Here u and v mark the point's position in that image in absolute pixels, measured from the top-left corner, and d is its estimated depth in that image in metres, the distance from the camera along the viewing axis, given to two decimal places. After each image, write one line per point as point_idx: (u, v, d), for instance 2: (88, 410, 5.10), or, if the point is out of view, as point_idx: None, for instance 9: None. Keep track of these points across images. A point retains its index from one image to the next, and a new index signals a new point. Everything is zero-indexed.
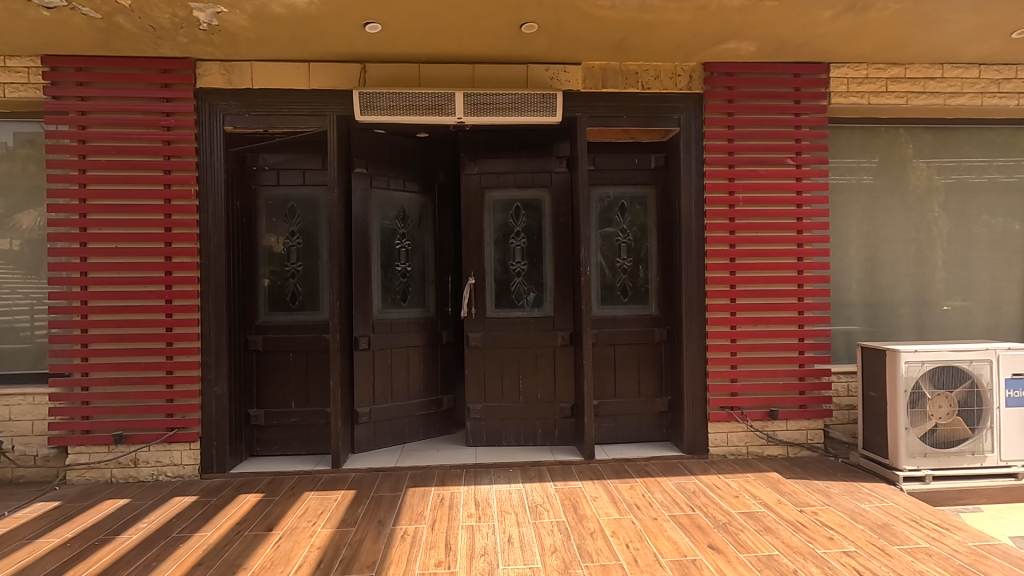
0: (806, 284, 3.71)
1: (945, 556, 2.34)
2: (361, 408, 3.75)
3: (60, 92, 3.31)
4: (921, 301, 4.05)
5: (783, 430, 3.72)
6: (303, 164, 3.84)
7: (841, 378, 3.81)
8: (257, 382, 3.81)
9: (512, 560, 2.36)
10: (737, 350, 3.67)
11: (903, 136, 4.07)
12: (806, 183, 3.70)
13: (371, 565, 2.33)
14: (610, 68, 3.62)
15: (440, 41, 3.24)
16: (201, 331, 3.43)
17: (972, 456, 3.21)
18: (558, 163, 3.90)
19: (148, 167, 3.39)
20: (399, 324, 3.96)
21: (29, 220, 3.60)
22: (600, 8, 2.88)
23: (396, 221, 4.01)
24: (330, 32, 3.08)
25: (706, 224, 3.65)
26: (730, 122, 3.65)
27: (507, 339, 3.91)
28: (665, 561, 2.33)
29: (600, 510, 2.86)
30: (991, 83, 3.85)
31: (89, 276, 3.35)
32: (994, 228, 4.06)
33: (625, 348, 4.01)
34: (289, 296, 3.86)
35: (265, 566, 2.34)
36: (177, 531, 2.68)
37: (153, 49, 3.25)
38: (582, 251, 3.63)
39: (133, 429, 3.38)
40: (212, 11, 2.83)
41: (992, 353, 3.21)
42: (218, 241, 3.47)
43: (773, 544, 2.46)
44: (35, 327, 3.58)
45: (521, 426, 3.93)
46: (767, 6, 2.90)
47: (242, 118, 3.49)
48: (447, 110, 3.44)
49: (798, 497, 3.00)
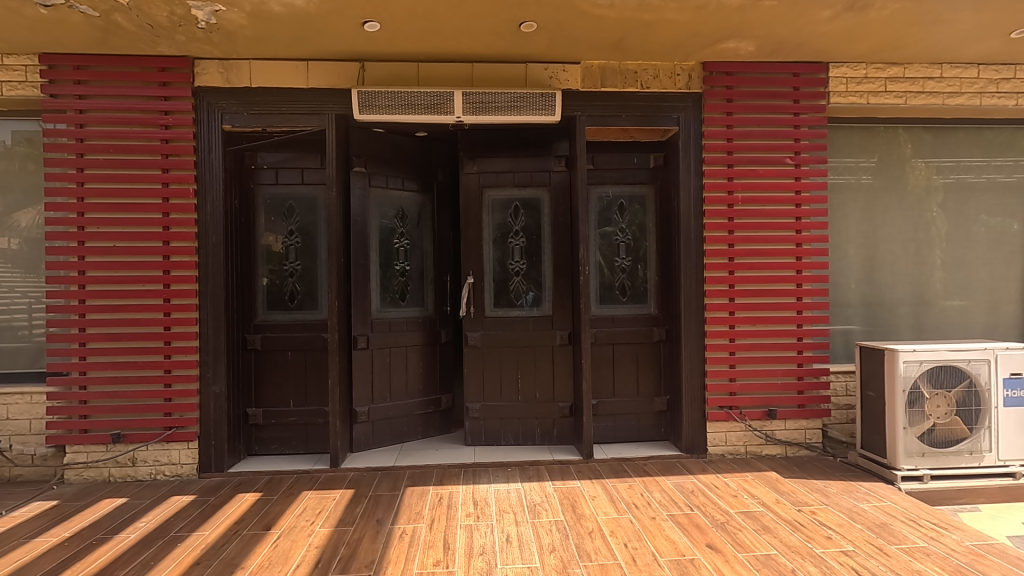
0: (805, 284, 3.71)
1: (943, 556, 2.34)
2: (360, 407, 3.75)
3: (58, 90, 3.31)
4: (920, 301, 4.05)
5: (782, 429, 3.72)
6: (302, 163, 3.84)
7: (840, 377, 3.82)
8: (256, 381, 3.80)
9: (510, 560, 2.36)
10: (736, 350, 3.68)
11: (902, 137, 4.07)
12: (805, 183, 3.70)
13: (369, 565, 2.32)
14: (609, 68, 3.62)
15: (438, 40, 3.23)
16: (200, 330, 3.43)
17: (969, 455, 3.20)
18: (557, 163, 3.90)
19: (146, 165, 3.38)
20: (398, 323, 3.95)
21: (27, 219, 3.60)
22: (598, 7, 2.88)
23: (395, 221, 4.01)
24: (329, 30, 3.08)
25: (704, 223, 3.66)
26: (729, 122, 3.65)
27: (505, 339, 3.91)
28: (664, 561, 2.33)
29: (599, 509, 2.86)
30: (990, 83, 3.85)
31: (87, 275, 3.34)
32: (992, 228, 4.07)
33: (624, 348, 4.01)
34: (288, 295, 3.85)
35: (263, 566, 2.34)
36: (174, 531, 2.68)
37: (151, 48, 3.24)
38: (580, 250, 3.62)
39: (130, 428, 3.37)
40: (210, 9, 2.82)
41: (990, 353, 3.21)
42: (216, 239, 3.46)
43: (771, 543, 2.46)
44: (34, 327, 3.58)
45: (520, 426, 3.92)
46: (766, 5, 2.90)
47: (240, 117, 3.48)
48: (446, 109, 3.44)
49: (796, 497, 3.00)
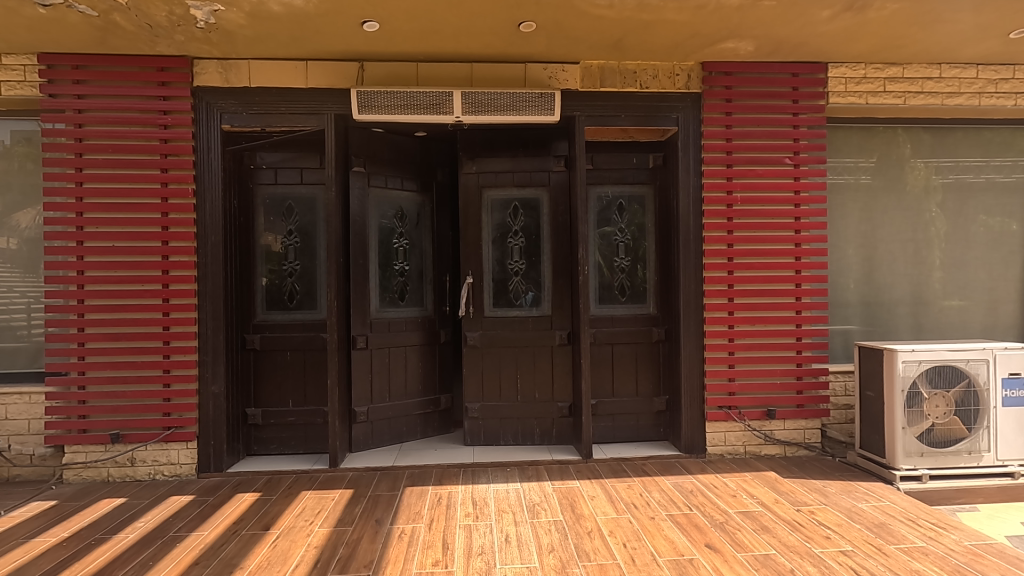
0: (804, 284, 3.71)
1: (941, 556, 2.34)
2: (359, 407, 3.75)
3: (56, 90, 3.30)
4: (918, 301, 4.05)
5: (781, 429, 3.73)
6: (301, 163, 3.84)
7: (839, 377, 3.82)
8: (254, 381, 3.80)
9: (509, 560, 2.36)
10: (735, 350, 3.68)
11: (901, 137, 4.07)
12: (804, 184, 3.70)
13: (368, 565, 2.32)
14: (608, 68, 3.62)
15: (437, 40, 3.23)
16: (198, 330, 3.43)
17: (968, 456, 3.21)
18: (556, 163, 3.90)
19: (145, 165, 3.38)
20: (396, 323, 3.95)
21: (27, 219, 3.59)
22: (598, 7, 2.88)
23: (394, 221, 4.01)
24: (328, 30, 3.07)
25: (703, 223, 3.66)
26: (728, 122, 3.65)
27: (505, 339, 3.91)
28: (662, 561, 2.33)
29: (598, 509, 2.87)
30: (989, 83, 3.85)
31: (86, 275, 3.33)
32: (991, 228, 4.07)
33: (623, 348, 4.01)
34: (287, 295, 3.85)
35: (262, 565, 2.34)
36: (173, 531, 2.68)
37: (150, 47, 3.24)
38: (580, 250, 3.62)
39: (129, 428, 3.37)
40: (209, 9, 2.82)
41: (988, 353, 3.21)
42: (215, 239, 3.46)
43: (769, 543, 2.46)
44: (32, 327, 3.57)
45: (519, 425, 3.92)
46: (765, 6, 2.90)
47: (239, 116, 3.48)
48: (445, 108, 3.44)
49: (796, 497, 3.00)
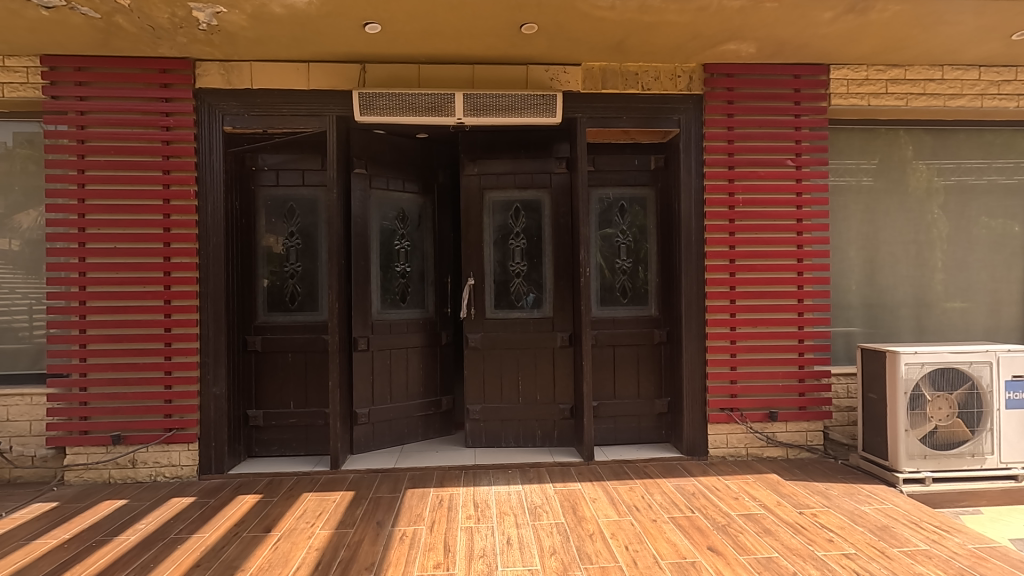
0: (806, 285, 3.71)
1: (945, 559, 2.33)
2: (360, 408, 3.74)
3: (60, 92, 3.31)
4: (920, 303, 4.04)
5: (783, 431, 3.72)
6: (303, 164, 3.84)
7: (841, 379, 3.81)
8: (256, 382, 3.80)
9: (512, 562, 2.36)
10: (737, 351, 3.67)
11: (903, 138, 4.07)
12: (806, 185, 3.69)
13: (370, 566, 2.33)
14: (610, 69, 3.62)
15: (439, 41, 3.22)
16: (200, 331, 3.43)
17: (971, 458, 3.20)
18: (558, 163, 3.90)
19: (148, 166, 3.38)
20: (398, 325, 3.95)
21: (29, 219, 3.60)
22: (600, 8, 2.87)
23: (396, 222, 4.01)
24: (330, 32, 3.08)
25: (705, 224, 3.65)
26: (730, 123, 3.65)
27: (506, 340, 3.91)
28: (664, 563, 2.32)
29: (600, 511, 2.86)
30: (991, 84, 3.84)
31: (88, 276, 3.34)
32: (994, 230, 4.06)
33: (625, 349, 4.01)
34: (289, 296, 3.85)
35: (263, 567, 2.33)
36: (174, 532, 2.67)
37: (152, 49, 3.25)
38: (582, 251, 3.62)
39: (131, 429, 3.37)
40: (211, 10, 2.82)
41: (991, 354, 3.20)
42: (217, 240, 3.46)
43: (772, 546, 2.45)
44: (34, 328, 3.58)
45: (520, 427, 3.92)
46: (767, 7, 2.89)
47: (241, 118, 3.48)
48: (447, 110, 3.44)
49: (798, 499, 2.99)
